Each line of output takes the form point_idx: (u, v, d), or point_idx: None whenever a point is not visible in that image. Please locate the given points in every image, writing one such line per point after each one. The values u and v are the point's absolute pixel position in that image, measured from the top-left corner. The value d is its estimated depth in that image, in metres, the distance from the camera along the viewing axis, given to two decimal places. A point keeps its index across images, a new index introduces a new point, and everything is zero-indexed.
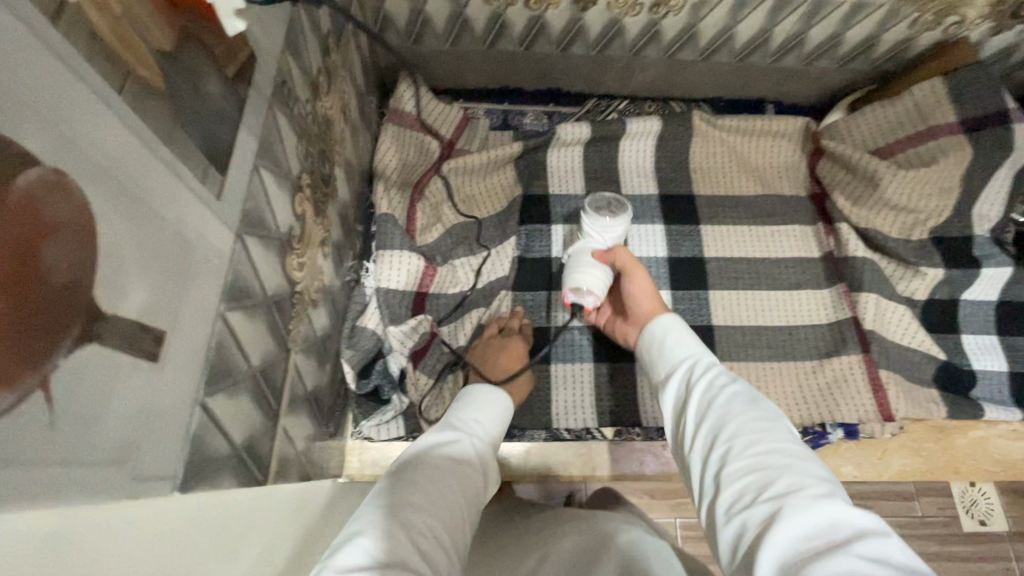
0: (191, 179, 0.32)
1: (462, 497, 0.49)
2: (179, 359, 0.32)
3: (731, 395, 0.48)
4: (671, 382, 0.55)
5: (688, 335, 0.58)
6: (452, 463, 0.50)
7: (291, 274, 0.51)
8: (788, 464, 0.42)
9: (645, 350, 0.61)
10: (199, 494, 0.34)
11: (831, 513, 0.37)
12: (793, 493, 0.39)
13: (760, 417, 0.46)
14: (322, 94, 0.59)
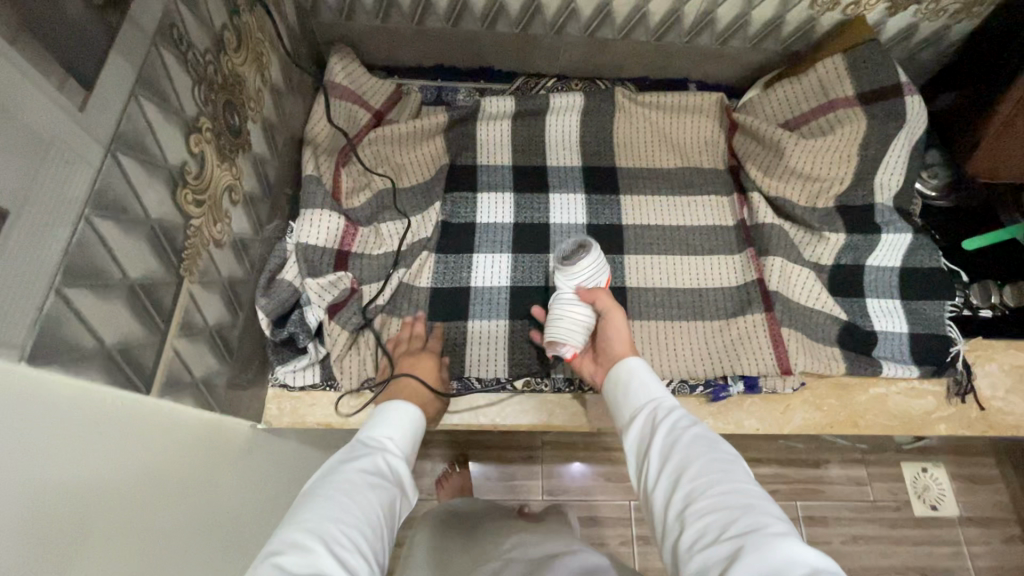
0: (44, 82, 0.37)
1: (382, 507, 0.55)
2: (28, 242, 0.36)
3: (695, 436, 0.56)
4: (638, 423, 0.61)
5: (649, 375, 0.66)
6: (368, 480, 0.56)
7: (185, 206, 0.55)
8: (749, 502, 0.49)
9: (612, 390, 0.68)
10: (53, 373, 0.38)
11: (792, 551, 0.44)
12: (755, 532, 0.45)
13: (719, 459, 0.53)
14: (232, 50, 0.64)
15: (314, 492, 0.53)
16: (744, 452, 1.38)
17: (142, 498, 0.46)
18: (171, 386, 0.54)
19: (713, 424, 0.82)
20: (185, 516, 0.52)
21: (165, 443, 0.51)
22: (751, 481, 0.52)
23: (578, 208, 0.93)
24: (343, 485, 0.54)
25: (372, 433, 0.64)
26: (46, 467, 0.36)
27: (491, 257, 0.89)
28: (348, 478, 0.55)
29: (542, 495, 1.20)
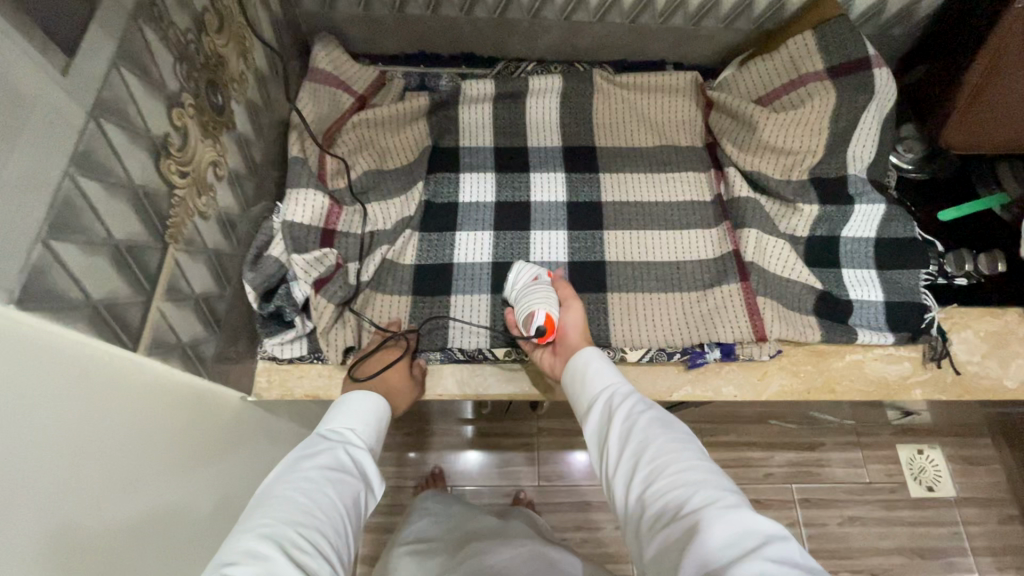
0: (27, 47, 0.40)
1: (342, 504, 0.60)
2: (15, 194, 0.39)
3: (650, 421, 0.60)
4: (598, 411, 0.65)
5: (604, 363, 0.70)
6: (326, 474, 0.62)
7: (168, 176, 0.58)
8: (701, 478, 0.54)
9: (570, 380, 0.71)
10: (39, 319, 0.41)
11: (742, 522, 0.49)
12: (708, 506, 0.51)
13: (674, 440, 0.58)
14: (214, 32, 0.67)
15: (278, 493, 0.58)
16: (736, 436, 1.40)
17: (119, 447, 0.49)
18: (159, 349, 0.56)
19: (690, 391, 0.84)
20: (165, 469, 0.55)
21: (147, 402, 0.54)
22: (701, 456, 0.57)
23: (558, 186, 0.96)
24: (302, 485, 0.59)
25: (333, 428, 0.69)
26: (25, 407, 0.39)
27: (474, 235, 0.91)
28: (308, 477, 0.60)
29: (537, 481, 1.23)
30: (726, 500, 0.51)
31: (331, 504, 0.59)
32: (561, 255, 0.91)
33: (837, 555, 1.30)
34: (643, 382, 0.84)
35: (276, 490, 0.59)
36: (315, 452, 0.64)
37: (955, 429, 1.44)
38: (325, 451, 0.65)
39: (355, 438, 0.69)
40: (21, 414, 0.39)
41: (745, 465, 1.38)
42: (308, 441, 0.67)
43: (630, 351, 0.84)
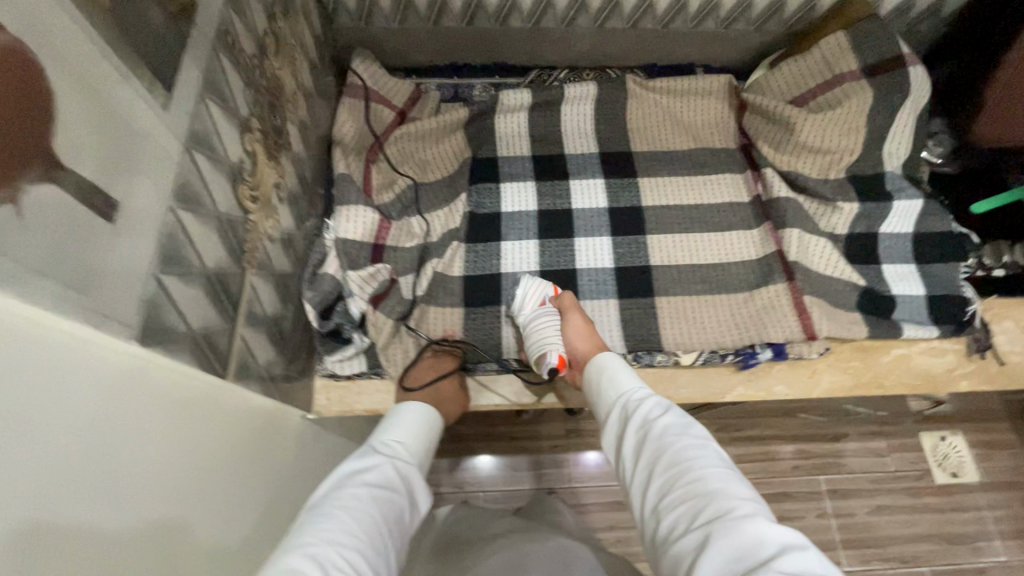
0: (138, 85, 0.40)
1: (385, 522, 0.59)
2: (134, 232, 0.39)
3: (669, 428, 0.61)
4: (616, 418, 0.66)
5: (629, 370, 0.71)
6: (369, 487, 0.60)
7: (244, 202, 0.58)
8: (723, 486, 0.54)
9: (594, 385, 0.73)
10: (151, 353, 0.41)
11: (758, 534, 0.49)
12: (722, 516, 0.50)
13: (695, 446, 0.58)
14: (271, 54, 0.67)
15: (319, 505, 0.57)
16: (764, 431, 1.37)
17: (214, 473, 0.49)
18: (240, 372, 0.57)
19: (743, 391, 0.85)
20: (247, 491, 0.56)
21: (232, 426, 0.54)
22: (726, 464, 0.57)
23: (598, 193, 0.96)
24: (349, 501, 0.58)
25: (383, 439, 0.69)
26: (143, 441, 0.39)
27: (519, 244, 0.92)
28: (356, 493, 0.59)
29: (569, 482, 1.23)
30: (746, 509, 0.51)
31: (373, 519, 0.57)
32: (606, 262, 0.91)
33: (867, 544, 1.29)
34: (696, 384, 0.85)
35: (324, 505, 0.57)
36: (365, 467, 0.63)
37: (974, 415, 1.43)
38: (374, 465, 0.64)
39: (405, 454, 0.68)
40: (139, 448, 0.39)
41: (772, 458, 1.35)
42: (361, 453, 0.65)
43: (682, 354, 0.86)
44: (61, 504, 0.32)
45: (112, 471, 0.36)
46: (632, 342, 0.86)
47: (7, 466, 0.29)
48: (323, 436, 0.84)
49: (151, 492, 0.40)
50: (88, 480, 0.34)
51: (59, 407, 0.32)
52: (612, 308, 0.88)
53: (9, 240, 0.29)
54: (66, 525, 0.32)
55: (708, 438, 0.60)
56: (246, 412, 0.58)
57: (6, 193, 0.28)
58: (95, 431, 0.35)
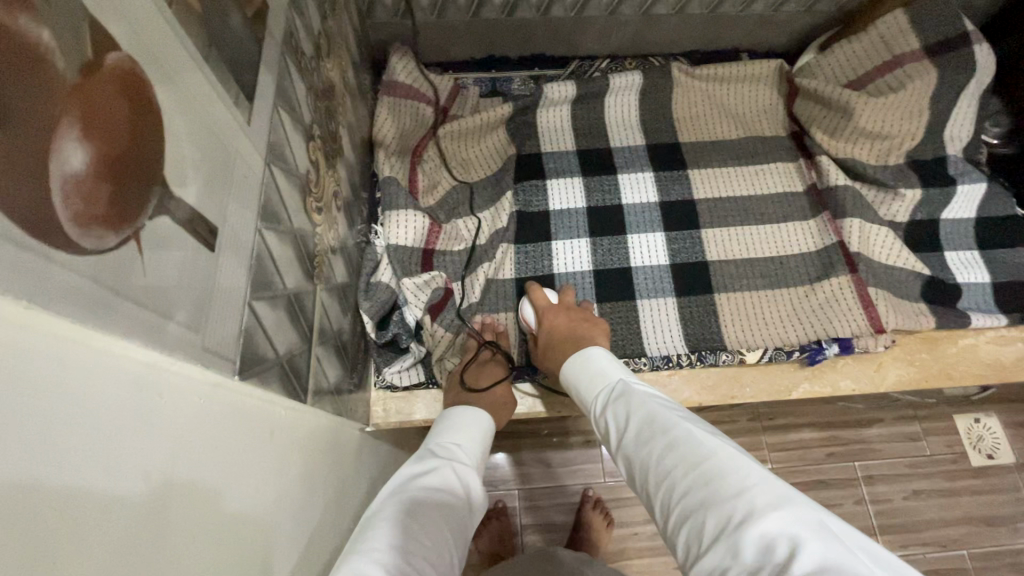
0: (227, 98, 0.37)
1: (444, 528, 0.54)
2: (231, 258, 0.36)
3: (640, 440, 0.58)
4: (609, 431, 0.63)
5: (591, 365, 0.68)
6: (430, 487, 0.56)
7: (311, 215, 0.55)
8: (708, 491, 0.49)
9: (575, 394, 0.70)
10: (248, 384, 0.39)
11: (768, 534, 0.44)
12: (726, 526, 0.46)
13: (674, 449, 0.55)
14: (324, 55, 0.64)
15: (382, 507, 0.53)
16: (797, 420, 1.30)
17: (290, 510, 0.47)
18: (315, 396, 0.55)
19: (810, 388, 0.83)
20: (320, 516, 0.54)
21: (307, 455, 0.52)
22: (709, 454, 0.53)
23: (647, 186, 0.93)
24: (410, 505, 0.53)
25: (440, 441, 0.65)
26: (237, 475, 0.37)
27: (571, 243, 0.89)
28: (416, 496, 0.54)
29: (604, 479, 1.21)
30: (739, 514, 0.46)
31: (431, 524, 0.53)
32: (661, 259, 0.88)
33: (908, 531, 1.23)
34: (762, 382, 0.83)
35: (383, 509, 0.53)
36: (424, 468, 0.59)
37: (1010, 393, 1.34)
38: (434, 465, 0.60)
39: (463, 455, 0.64)
40: (234, 492, 0.37)
41: (803, 447, 1.28)
42: (418, 456, 0.61)
43: (748, 353, 0.83)
44: (173, 565, 0.30)
45: (212, 523, 0.34)
46: (693, 341, 0.84)
47: (131, 534, 0.26)
48: (379, 447, 0.82)
49: (241, 540, 0.37)
50: (193, 535, 0.32)
51: (169, 460, 0.30)
52: (670, 306, 0.86)
53: (130, 282, 0.26)
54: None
55: (699, 430, 0.56)
56: (317, 433, 0.55)
57: (128, 231, 0.26)
58: (199, 480, 0.32)
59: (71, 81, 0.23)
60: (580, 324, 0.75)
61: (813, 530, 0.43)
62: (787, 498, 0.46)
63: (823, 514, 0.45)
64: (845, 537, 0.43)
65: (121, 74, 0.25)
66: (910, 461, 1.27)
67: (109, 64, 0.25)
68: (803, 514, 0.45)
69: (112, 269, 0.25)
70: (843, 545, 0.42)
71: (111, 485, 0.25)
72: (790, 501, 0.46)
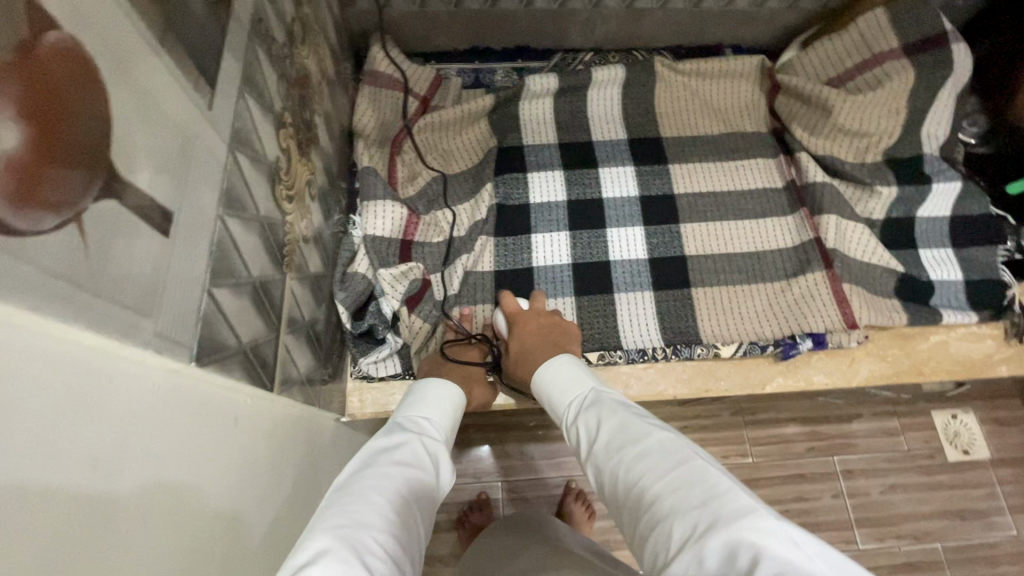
0: (185, 83, 0.37)
1: (414, 501, 0.53)
2: (187, 245, 0.36)
3: (611, 450, 0.57)
4: (579, 438, 0.63)
5: (565, 375, 0.68)
6: (395, 463, 0.56)
7: (281, 203, 0.55)
8: (675, 499, 0.49)
9: (544, 400, 0.70)
10: (207, 371, 0.39)
11: (732, 542, 0.43)
12: (690, 536, 0.45)
13: (641, 459, 0.54)
14: (298, 43, 0.63)
15: (346, 485, 0.52)
16: (776, 413, 1.32)
17: (257, 497, 0.47)
18: (284, 385, 0.55)
19: (783, 382, 0.84)
20: (292, 503, 0.55)
21: (276, 443, 0.52)
22: (676, 462, 0.52)
23: (628, 180, 0.93)
24: (378, 480, 0.52)
25: (407, 417, 0.64)
26: (198, 461, 0.37)
27: (550, 236, 0.89)
28: (385, 471, 0.54)
29: (585, 471, 1.22)
30: (703, 522, 0.45)
31: (402, 497, 0.52)
32: (640, 253, 0.89)
33: (882, 523, 1.25)
34: (737, 375, 0.84)
35: (352, 483, 0.52)
36: (393, 445, 0.58)
37: (985, 391, 1.36)
38: (402, 443, 0.59)
39: (431, 431, 0.63)
40: (196, 478, 0.37)
41: (782, 440, 1.30)
42: (385, 431, 0.61)
43: (722, 347, 0.83)
44: (130, 549, 0.29)
45: (171, 510, 0.34)
46: (669, 335, 0.84)
47: (81, 514, 0.26)
48: (355, 437, 0.82)
49: (203, 526, 0.37)
50: (151, 520, 0.32)
51: (121, 445, 0.29)
52: (647, 300, 0.86)
53: (72, 266, 0.26)
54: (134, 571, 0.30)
55: (671, 438, 0.55)
56: (286, 422, 0.55)
57: (69, 213, 0.26)
58: (156, 464, 0.32)
59: (6, 60, 0.22)
60: (552, 332, 0.76)
61: (775, 538, 0.43)
62: (750, 507, 0.46)
63: (788, 524, 0.45)
64: (804, 544, 0.43)
65: (59, 55, 0.25)
66: (886, 455, 1.29)
67: (47, 44, 0.24)
68: (766, 522, 0.44)
69: (50, 252, 0.25)
70: (803, 554, 0.42)
71: (59, 468, 0.25)
72: (758, 509, 0.45)
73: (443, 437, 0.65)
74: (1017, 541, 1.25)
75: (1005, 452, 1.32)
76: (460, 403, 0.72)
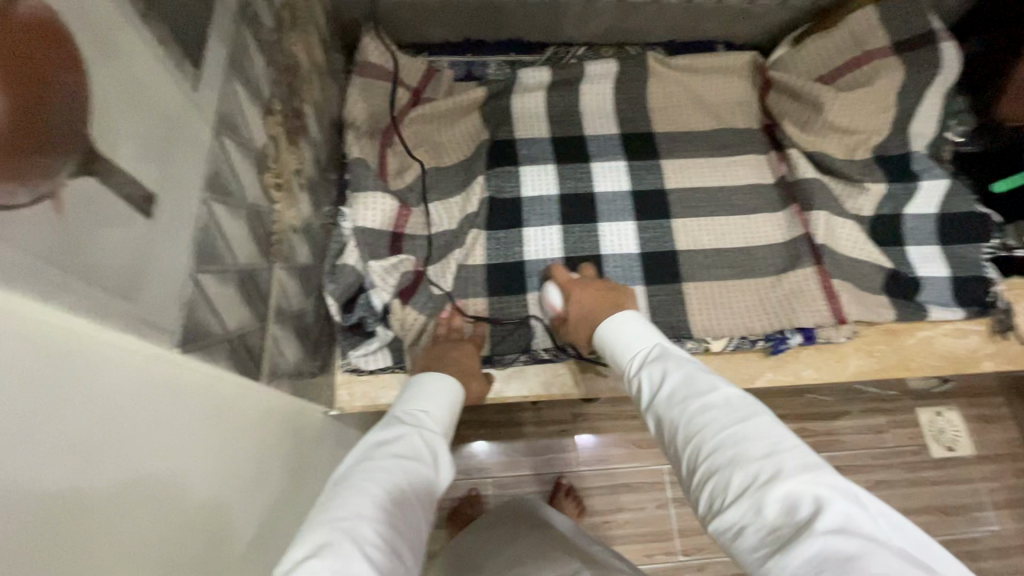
0: (169, 62, 0.36)
1: (415, 491, 0.53)
2: (170, 228, 0.35)
3: (673, 401, 0.54)
4: (636, 382, 0.60)
5: (630, 329, 0.65)
6: (394, 456, 0.54)
7: (269, 191, 0.54)
8: (738, 450, 0.48)
9: (604, 342, 0.66)
10: (191, 358, 0.38)
11: (795, 492, 0.44)
12: (754, 486, 0.46)
13: (712, 408, 0.52)
14: (287, 29, 0.62)
15: (343, 483, 0.51)
16: None
17: (244, 489, 0.46)
18: (272, 375, 0.55)
19: (772, 377, 0.84)
20: (280, 497, 0.54)
21: (262, 434, 0.51)
22: (745, 417, 0.50)
23: (620, 175, 0.93)
24: (376, 473, 0.52)
25: (407, 408, 0.62)
26: (181, 450, 0.36)
27: (543, 230, 0.89)
28: (383, 467, 0.52)
29: (577, 466, 1.22)
30: (767, 474, 0.46)
31: (403, 488, 0.52)
32: (632, 247, 0.89)
33: None
34: (726, 370, 0.84)
35: (350, 477, 0.52)
36: (392, 436, 0.57)
37: (969, 388, 1.38)
38: (401, 435, 0.57)
39: (432, 419, 0.62)
40: (177, 467, 0.36)
41: None
42: (384, 424, 0.59)
43: (713, 341, 0.84)
44: (105, 541, 0.29)
45: (150, 502, 0.33)
46: (660, 330, 0.84)
47: (50, 506, 0.25)
48: (343, 432, 0.81)
49: (183, 517, 0.37)
50: (129, 512, 0.31)
51: (96, 435, 0.29)
52: (640, 293, 0.86)
53: (47, 244, 0.25)
54: (110, 564, 0.29)
55: (736, 392, 0.53)
56: (273, 414, 0.55)
57: (42, 189, 0.25)
58: (132, 454, 0.32)
59: None
60: (611, 295, 0.71)
61: (839, 496, 0.44)
62: (815, 463, 0.46)
63: (845, 484, 0.46)
64: (866, 502, 0.45)
65: (35, 25, 0.24)
66: (873, 451, 1.31)
67: (21, 12, 0.24)
68: (829, 479, 0.45)
69: (23, 229, 0.24)
70: (862, 512, 0.44)
71: (27, 456, 0.24)
72: (819, 467, 0.46)
73: (444, 425, 0.64)
74: (1000, 536, 1.27)
75: (989, 448, 1.34)
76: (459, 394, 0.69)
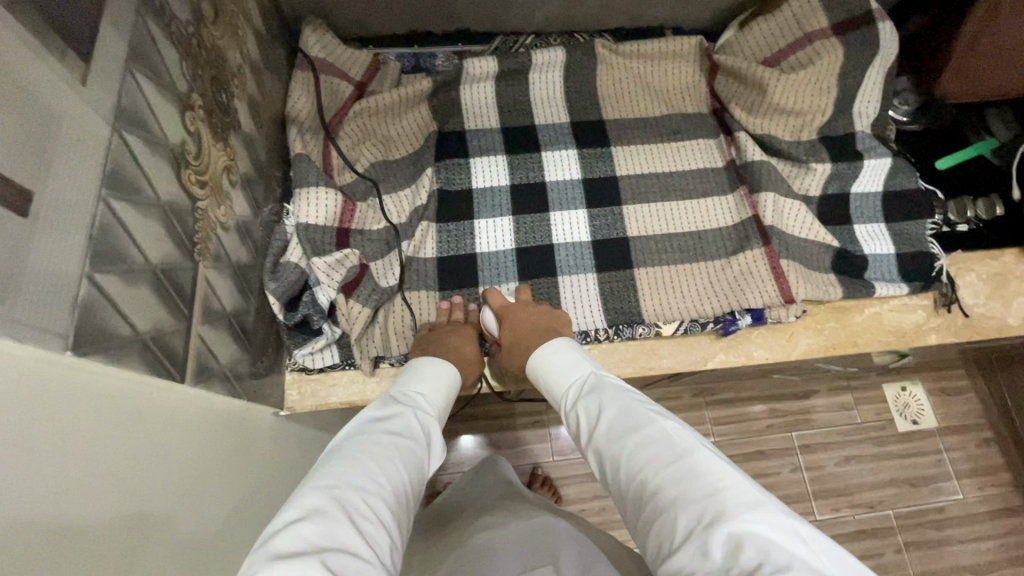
0: (46, 54, 0.35)
1: (409, 471, 0.52)
2: (54, 228, 0.34)
3: (616, 437, 0.56)
4: (583, 424, 0.61)
5: (569, 363, 0.68)
6: (389, 431, 0.55)
7: (189, 188, 0.52)
8: (680, 490, 0.47)
9: (549, 380, 0.69)
10: (97, 359, 0.37)
11: (735, 534, 0.43)
12: (695, 528, 0.44)
13: (650, 444, 0.53)
14: (209, 22, 0.60)
15: (340, 449, 0.51)
16: (734, 392, 1.34)
17: (180, 493, 0.45)
18: (202, 375, 0.54)
19: (725, 358, 0.85)
20: (224, 496, 0.53)
21: (199, 436, 0.50)
22: (684, 451, 0.51)
23: (571, 163, 0.93)
24: (372, 446, 0.51)
25: (402, 390, 0.63)
26: (89, 455, 0.35)
27: (494, 221, 0.88)
28: (377, 438, 0.53)
29: (550, 457, 1.23)
30: (710, 512, 0.45)
31: (398, 466, 0.51)
32: (584, 235, 0.89)
33: (836, 493, 1.29)
34: (680, 354, 0.85)
35: (345, 446, 0.51)
36: (388, 414, 0.57)
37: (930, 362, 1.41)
38: (397, 413, 0.58)
39: (425, 404, 0.63)
40: (91, 475, 0.35)
41: (742, 419, 1.32)
42: (381, 401, 0.60)
43: (664, 325, 0.85)
44: (0, 552, 0.28)
45: (60, 510, 0.32)
46: (613, 316, 0.85)
47: None
48: (298, 431, 0.80)
49: (102, 523, 0.36)
50: (30, 522, 0.30)
51: None
52: (591, 281, 0.87)
53: None
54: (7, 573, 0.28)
55: (679, 427, 0.54)
56: (209, 415, 0.54)
57: None
58: (34, 466, 0.31)
59: None
60: (542, 320, 0.76)
61: (782, 534, 0.42)
62: (758, 501, 0.45)
63: (791, 518, 0.44)
64: (808, 540, 0.43)
65: None
66: (838, 427, 1.33)
67: None
68: (774, 517, 0.44)
69: None
70: (806, 548, 0.42)
71: None
72: (759, 502, 0.45)
73: (436, 411, 0.64)
74: (963, 505, 1.30)
75: (952, 420, 1.37)
76: (455, 381, 0.70)
